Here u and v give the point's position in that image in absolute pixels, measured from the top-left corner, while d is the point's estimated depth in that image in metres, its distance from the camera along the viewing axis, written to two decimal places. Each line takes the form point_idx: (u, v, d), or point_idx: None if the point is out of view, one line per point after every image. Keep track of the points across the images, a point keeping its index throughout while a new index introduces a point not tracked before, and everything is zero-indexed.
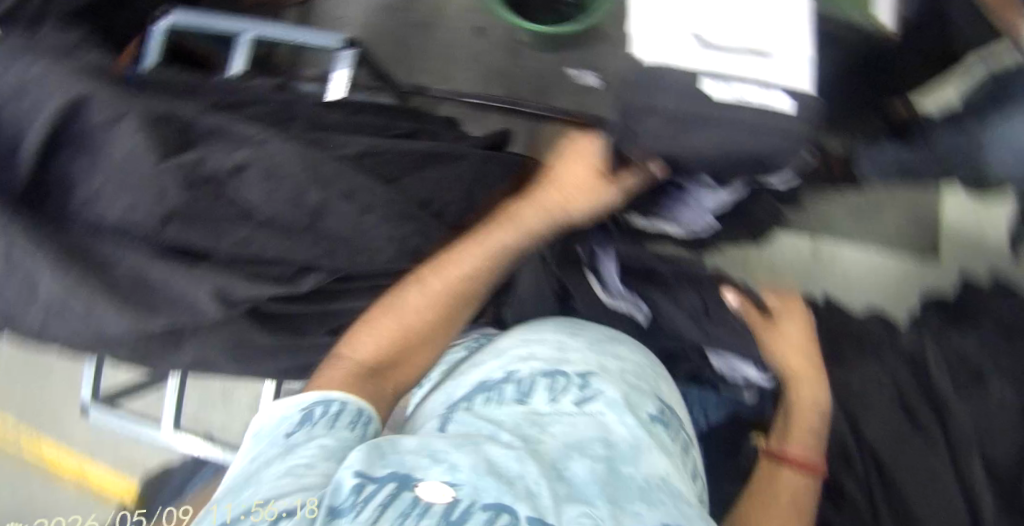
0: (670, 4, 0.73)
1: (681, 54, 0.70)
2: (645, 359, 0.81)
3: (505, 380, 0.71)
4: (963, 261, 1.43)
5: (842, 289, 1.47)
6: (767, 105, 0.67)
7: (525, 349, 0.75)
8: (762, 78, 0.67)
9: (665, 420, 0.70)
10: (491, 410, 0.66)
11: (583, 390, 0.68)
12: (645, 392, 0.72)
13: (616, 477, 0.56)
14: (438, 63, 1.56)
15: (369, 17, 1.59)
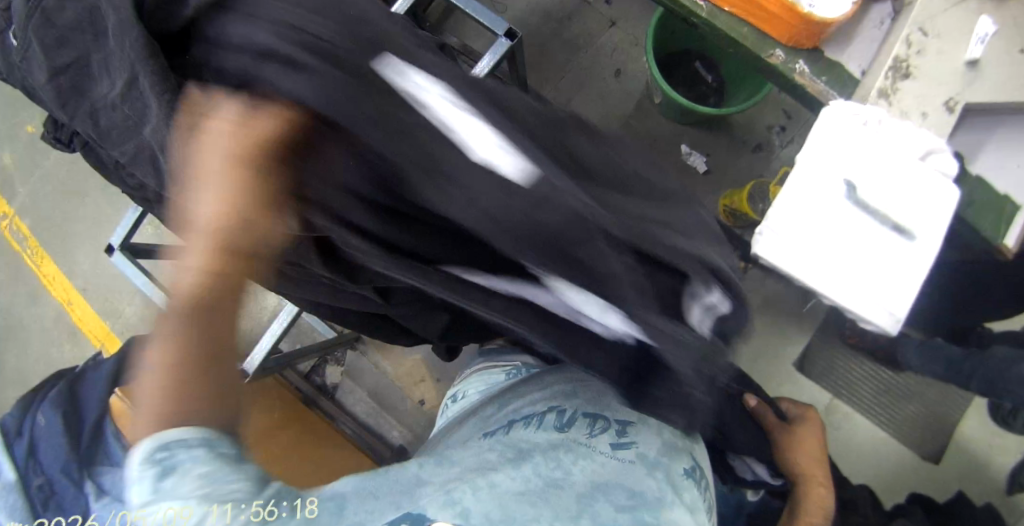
0: (841, 156, 0.70)
1: (812, 229, 0.70)
2: (684, 416, 0.77)
3: (548, 412, 0.73)
4: (960, 479, 1.45)
5: (841, 456, 1.47)
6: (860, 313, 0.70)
7: (576, 384, 0.77)
8: (873, 285, 0.69)
9: (697, 477, 0.70)
10: (527, 436, 0.69)
11: (619, 436, 0.69)
12: (682, 450, 0.71)
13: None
14: (568, 84, 1.58)
15: (525, 13, 1.60)
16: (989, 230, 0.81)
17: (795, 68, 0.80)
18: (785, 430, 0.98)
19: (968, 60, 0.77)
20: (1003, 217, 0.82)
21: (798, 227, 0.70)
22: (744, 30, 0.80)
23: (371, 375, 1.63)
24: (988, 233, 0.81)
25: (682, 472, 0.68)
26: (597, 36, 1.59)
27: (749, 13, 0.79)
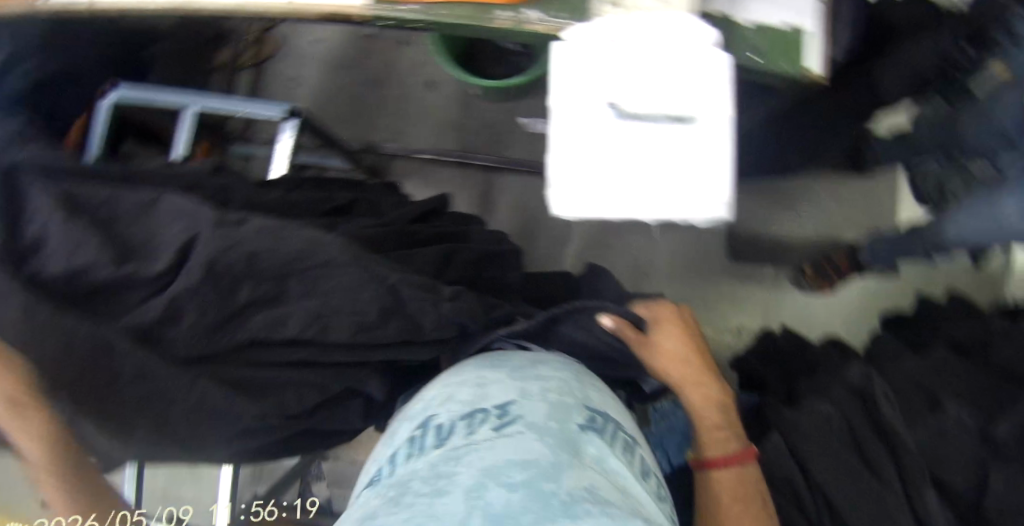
0: (595, 79, 0.69)
1: (601, 164, 0.68)
2: (569, 373, 0.87)
3: (428, 428, 0.77)
4: (921, 283, 1.45)
5: (802, 319, 1.47)
6: (688, 218, 0.68)
7: (449, 394, 0.82)
8: (685, 186, 0.68)
9: (593, 428, 0.78)
10: (415, 460, 0.72)
11: (501, 419, 0.75)
12: (565, 408, 0.79)
13: (536, 494, 0.61)
14: (389, 117, 1.57)
15: (323, 79, 1.62)
16: (787, 65, 0.80)
17: (526, 17, 0.79)
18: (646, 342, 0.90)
19: None
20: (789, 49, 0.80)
21: (583, 167, 0.69)
22: (462, 11, 0.80)
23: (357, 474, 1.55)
24: (789, 69, 0.80)
25: (572, 430, 0.75)
26: (395, 62, 1.58)
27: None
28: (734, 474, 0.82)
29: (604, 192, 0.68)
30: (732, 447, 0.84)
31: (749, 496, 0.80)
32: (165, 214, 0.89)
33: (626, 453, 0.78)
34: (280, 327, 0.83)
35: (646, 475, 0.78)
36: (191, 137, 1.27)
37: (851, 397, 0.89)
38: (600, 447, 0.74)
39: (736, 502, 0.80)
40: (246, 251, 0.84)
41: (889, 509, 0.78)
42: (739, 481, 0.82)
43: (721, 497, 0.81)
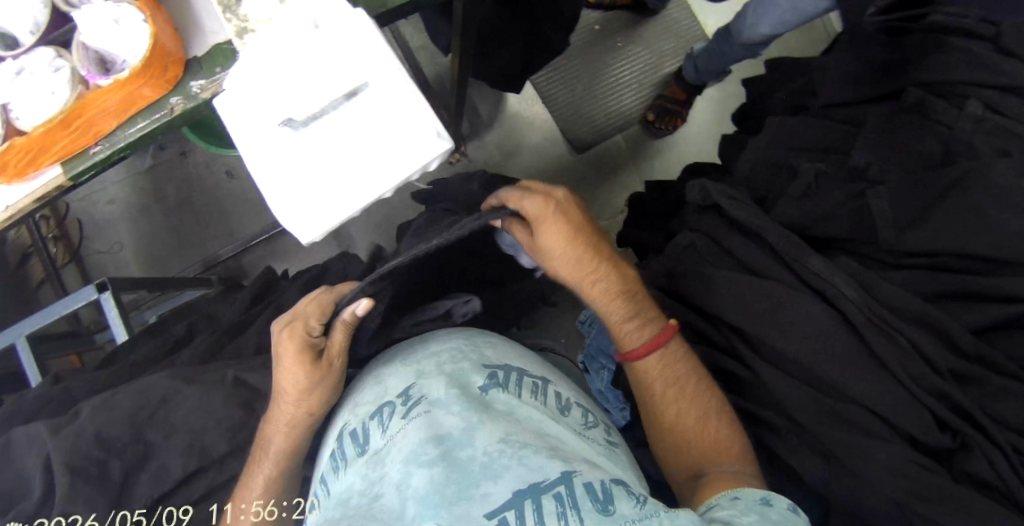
0: (255, 104, 0.65)
1: (308, 178, 0.64)
2: (465, 333, 0.76)
3: (340, 443, 0.65)
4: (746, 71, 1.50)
5: (675, 160, 1.48)
6: (415, 166, 0.63)
7: (351, 403, 0.71)
8: (393, 146, 0.64)
9: (500, 381, 0.67)
10: (334, 487, 0.60)
11: (407, 402, 0.64)
12: (470, 366, 0.68)
13: (455, 469, 0.54)
14: (217, 224, 1.53)
15: (134, 230, 1.54)
16: None
17: (195, 89, 0.77)
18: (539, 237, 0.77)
19: None
20: None
21: (297, 187, 0.64)
22: (138, 121, 0.77)
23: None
24: None
25: (481, 388, 0.65)
26: (188, 175, 1.54)
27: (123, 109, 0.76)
28: (662, 363, 0.78)
29: (328, 199, 0.64)
30: (653, 333, 0.79)
31: (682, 376, 0.78)
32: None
33: (539, 394, 0.69)
34: (165, 477, 0.75)
35: (564, 411, 0.69)
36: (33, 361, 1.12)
37: (706, 215, 0.89)
38: (510, 397, 0.65)
39: (672, 388, 0.77)
40: (92, 434, 0.73)
41: (779, 292, 0.79)
42: (668, 366, 0.78)
43: (654, 388, 0.78)
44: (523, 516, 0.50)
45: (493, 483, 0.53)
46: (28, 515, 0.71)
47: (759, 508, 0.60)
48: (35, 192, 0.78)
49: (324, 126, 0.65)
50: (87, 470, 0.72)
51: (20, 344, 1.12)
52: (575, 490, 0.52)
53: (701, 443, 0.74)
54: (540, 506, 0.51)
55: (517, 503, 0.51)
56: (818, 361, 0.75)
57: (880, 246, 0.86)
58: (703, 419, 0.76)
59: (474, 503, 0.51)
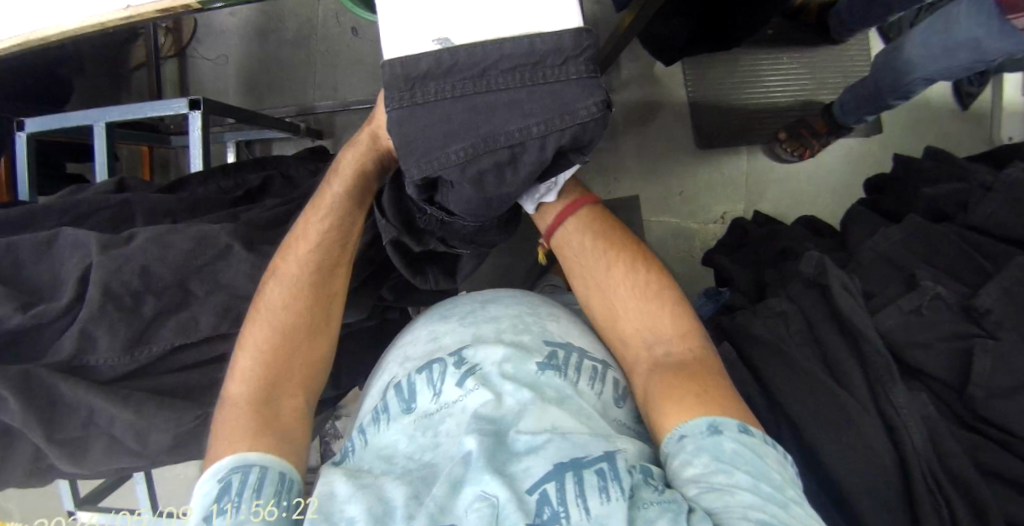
0: (418, 13, 0.60)
1: (450, 113, 0.60)
2: (528, 306, 0.74)
3: (388, 392, 0.66)
4: (898, 139, 1.37)
5: (789, 198, 1.38)
6: (558, 134, 0.59)
7: (402, 353, 0.71)
8: (543, 114, 0.59)
9: (559, 363, 0.66)
10: (381, 435, 0.63)
11: (459, 367, 0.65)
12: (527, 344, 0.67)
13: (503, 447, 0.57)
14: (324, 73, 1.50)
15: (243, 49, 1.54)
16: None
17: None
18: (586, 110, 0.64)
19: None
20: None
21: (434, 117, 0.61)
22: None
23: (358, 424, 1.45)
24: None
25: (535, 368, 0.64)
26: (314, 18, 1.49)
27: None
28: (593, 255, 0.78)
29: (466, 145, 0.60)
30: (583, 229, 0.80)
31: (616, 259, 0.77)
32: (43, 242, 0.78)
33: (596, 383, 0.67)
34: (192, 330, 0.75)
35: (620, 402, 0.69)
36: (105, 152, 1.15)
37: (809, 291, 0.82)
38: (565, 384, 0.63)
39: (609, 276, 0.77)
40: (138, 265, 0.73)
41: (847, 407, 0.72)
42: (604, 257, 0.78)
43: (597, 277, 0.77)
44: (564, 488, 0.53)
45: (538, 458, 0.55)
46: (63, 311, 0.73)
47: (710, 445, 0.60)
48: (161, 3, 0.77)
49: (475, 62, 0.59)
50: (120, 299, 0.72)
51: (98, 130, 1.14)
52: (616, 467, 0.55)
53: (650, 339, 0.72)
54: (580, 480, 0.53)
55: (557, 476, 0.53)
56: (850, 493, 0.70)
57: (962, 399, 0.80)
58: (653, 313, 0.73)
59: (518, 477, 0.54)
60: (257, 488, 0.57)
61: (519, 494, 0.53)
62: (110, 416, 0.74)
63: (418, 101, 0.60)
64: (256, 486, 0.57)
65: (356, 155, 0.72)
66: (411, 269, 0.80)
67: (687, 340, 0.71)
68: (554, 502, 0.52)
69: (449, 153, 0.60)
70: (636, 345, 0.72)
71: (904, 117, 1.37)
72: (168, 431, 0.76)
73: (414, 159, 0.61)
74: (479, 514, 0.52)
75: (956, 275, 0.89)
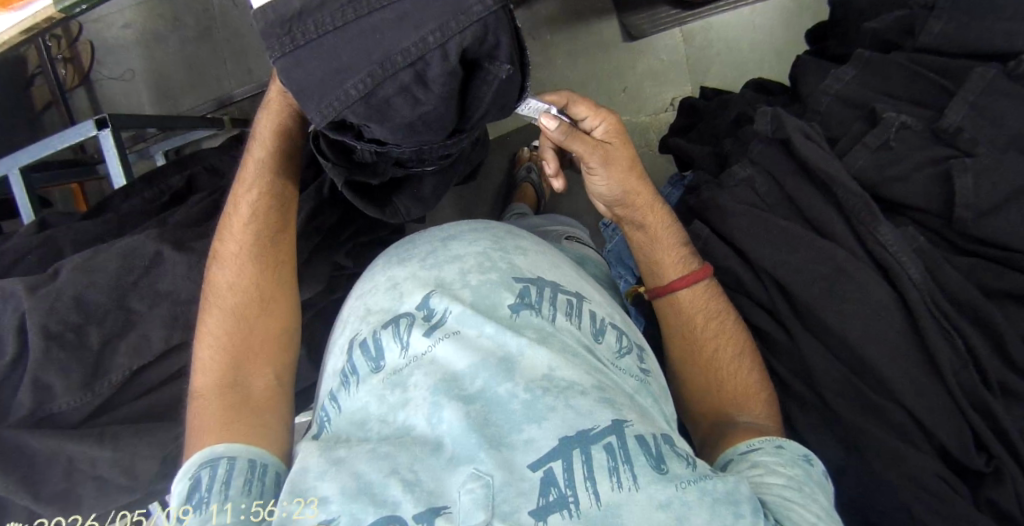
0: None
1: (337, 48, 0.55)
2: (490, 235, 0.66)
3: (349, 350, 0.59)
4: None
5: (734, 66, 1.31)
6: (457, 38, 0.54)
7: (361, 303, 0.63)
8: (435, 19, 0.53)
9: (532, 301, 0.59)
10: (346, 401, 0.56)
11: (430, 316, 0.57)
12: (501, 280, 0.60)
13: (493, 406, 0.51)
14: (236, 61, 1.43)
15: (148, 59, 1.46)
16: None
17: None
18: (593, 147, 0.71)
19: None
20: None
21: (323, 56, 0.55)
22: None
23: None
24: None
25: (510, 310, 0.58)
26: (209, 4, 1.41)
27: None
28: (695, 302, 0.74)
29: (361, 78, 0.54)
30: (683, 269, 0.75)
31: (713, 308, 0.74)
32: None
33: (574, 315, 0.61)
34: (147, 349, 0.71)
35: (599, 336, 0.61)
36: (27, 196, 1.08)
37: (774, 151, 0.78)
38: (544, 322, 0.57)
39: (708, 317, 0.73)
40: (71, 298, 0.69)
41: (834, 261, 0.70)
42: (710, 300, 0.74)
43: (696, 318, 0.74)
44: (572, 467, 0.48)
45: (539, 430, 0.49)
46: (9, 366, 0.69)
47: (802, 462, 0.60)
48: (23, 24, 0.72)
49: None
50: (62, 337, 0.68)
51: (13, 177, 1.07)
52: (627, 442, 0.50)
53: (728, 383, 0.70)
54: (589, 458, 0.48)
55: (564, 454, 0.48)
56: (859, 347, 0.68)
57: (951, 225, 0.76)
58: (739, 356, 0.71)
59: (514, 449, 0.49)
60: (225, 481, 0.52)
61: (518, 472, 0.48)
62: (90, 458, 0.71)
63: (300, 43, 0.55)
64: (224, 478, 0.51)
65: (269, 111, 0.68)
66: (371, 201, 0.78)
67: (766, 384, 0.70)
68: (562, 484, 0.47)
69: (348, 90, 0.55)
70: (714, 387, 0.71)
71: None
72: (156, 459, 0.73)
73: (314, 105, 0.56)
74: (474, 495, 0.47)
75: (918, 101, 0.85)
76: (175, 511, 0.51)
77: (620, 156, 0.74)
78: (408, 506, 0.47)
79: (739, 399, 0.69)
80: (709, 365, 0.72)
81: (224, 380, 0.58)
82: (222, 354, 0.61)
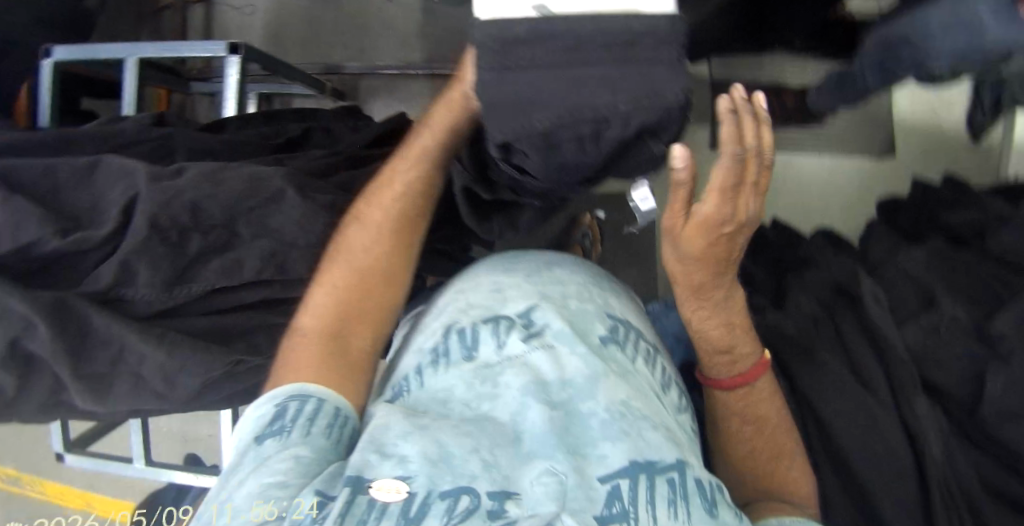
0: None
1: (537, 82, 0.59)
2: (586, 278, 0.79)
3: (448, 334, 0.70)
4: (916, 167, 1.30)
5: (800, 215, 1.36)
6: (645, 114, 0.59)
7: (464, 297, 0.75)
8: (635, 93, 0.59)
9: (618, 339, 0.71)
10: (439, 376, 0.66)
11: (528, 327, 0.68)
12: (592, 316, 0.72)
13: (573, 419, 0.59)
14: (355, 35, 1.50)
15: (274, 1, 1.52)
16: None
17: None
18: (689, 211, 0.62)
19: None
20: None
21: (522, 86, 0.60)
22: None
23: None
24: None
25: (598, 340, 0.68)
26: None
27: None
28: (756, 393, 0.74)
29: (548, 115, 0.59)
30: (750, 363, 0.74)
31: (768, 392, 0.74)
32: (106, 176, 0.74)
33: (650, 364, 0.71)
34: (236, 273, 0.73)
35: (666, 390, 0.70)
36: (135, 87, 1.11)
37: (837, 297, 0.89)
38: (625, 361, 0.67)
39: (759, 399, 0.74)
40: (189, 201, 0.70)
41: (872, 413, 0.76)
42: (766, 393, 0.74)
43: (751, 405, 0.74)
44: (636, 487, 0.53)
45: (613, 447, 0.56)
46: (102, 242, 0.71)
47: None
48: None
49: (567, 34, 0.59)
50: (166, 234, 0.70)
51: (130, 65, 1.10)
52: (685, 482, 0.55)
53: (774, 480, 0.73)
54: (652, 487, 0.53)
55: (631, 474, 0.54)
56: (872, 498, 0.73)
57: (973, 418, 0.83)
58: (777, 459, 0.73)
59: (589, 459, 0.56)
60: (311, 418, 0.58)
61: (589, 480, 0.54)
62: (142, 354, 0.72)
63: (509, 65, 0.59)
64: (311, 415, 0.58)
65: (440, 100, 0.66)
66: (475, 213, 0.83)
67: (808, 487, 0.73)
68: (625, 499, 0.52)
69: (534, 121, 0.60)
70: (759, 477, 0.73)
71: (921, 140, 1.30)
72: (199, 377, 0.74)
73: (496, 122, 0.62)
74: (546, 488, 0.53)
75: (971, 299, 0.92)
76: (259, 429, 0.58)
77: (709, 217, 0.62)
78: (480, 484, 0.53)
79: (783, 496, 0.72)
80: (756, 453, 0.74)
81: (332, 331, 0.63)
82: (336, 308, 0.64)
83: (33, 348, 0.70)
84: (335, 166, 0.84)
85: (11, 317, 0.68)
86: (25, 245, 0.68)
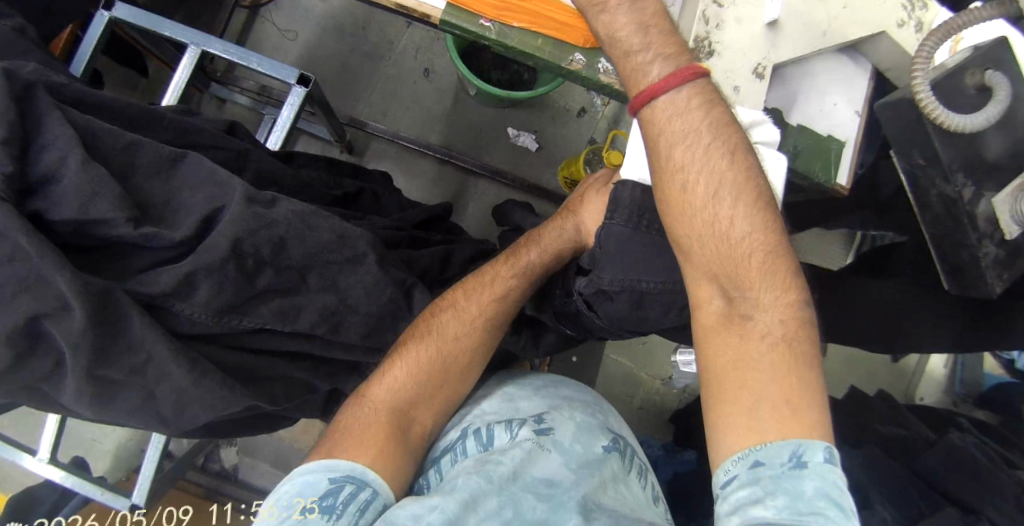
0: None
1: (655, 253, 0.74)
2: (589, 395, 0.83)
3: (462, 437, 0.74)
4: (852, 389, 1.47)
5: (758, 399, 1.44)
6: None
7: (476, 405, 0.79)
8: None
9: (620, 449, 0.75)
10: (454, 469, 0.69)
11: (539, 424, 0.73)
12: (597, 426, 0.76)
13: (559, 505, 0.64)
14: (387, 95, 1.52)
15: (319, 36, 1.53)
16: (821, 175, 0.80)
17: (599, 65, 0.80)
18: (653, 137, 0.67)
19: (768, 22, 0.79)
20: (830, 158, 0.81)
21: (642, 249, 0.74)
22: (539, 42, 0.79)
23: (269, 446, 1.33)
24: (822, 178, 0.80)
25: (603, 449, 0.73)
26: (399, 42, 1.54)
27: (539, 24, 0.79)
28: (679, 102, 0.66)
29: (657, 278, 0.74)
30: (672, 68, 0.66)
31: (697, 126, 0.66)
32: (188, 176, 0.71)
33: (642, 480, 0.75)
34: (292, 320, 0.71)
35: (655, 501, 0.74)
36: (187, 76, 1.03)
37: None
38: (621, 471, 0.72)
39: (689, 158, 0.66)
40: (277, 236, 0.70)
41: None
42: (687, 107, 0.66)
43: (678, 179, 0.66)
44: None
45: None
46: (171, 243, 0.67)
47: (789, 478, 0.55)
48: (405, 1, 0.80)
49: None
50: (243, 261, 0.68)
51: (191, 53, 1.03)
52: None
53: (728, 262, 0.64)
54: None
55: None
56: None
57: None
58: (713, 201, 0.65)
59: None
60: (360, 509, 0.62)
61: None
62: (166, 372, 0.66)
63: (640, 227, 0.74)
64: (361, 507, 0.62)
65: (559, 230, 0.87)
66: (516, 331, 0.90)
67: (763, 257, 0.64)
68: None
69: (642, 280, 0.74)
70: (710, 261, 0.65)
71: (853, 364, 1.48)
72: (213, 412, 0.69)
73: (611, 269, 0.75)
74: None
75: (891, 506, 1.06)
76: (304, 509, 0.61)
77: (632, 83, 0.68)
78: None
79: (746, 299, 0.63)
80: (698, 241, 0.66)
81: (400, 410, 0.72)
82: (413, 384, 0.74)
83: (52, 332, 0.62)
84: (405, 240, 0.87)
85: (49, 293, 0.61)
86: (95, 219, 0.64)
